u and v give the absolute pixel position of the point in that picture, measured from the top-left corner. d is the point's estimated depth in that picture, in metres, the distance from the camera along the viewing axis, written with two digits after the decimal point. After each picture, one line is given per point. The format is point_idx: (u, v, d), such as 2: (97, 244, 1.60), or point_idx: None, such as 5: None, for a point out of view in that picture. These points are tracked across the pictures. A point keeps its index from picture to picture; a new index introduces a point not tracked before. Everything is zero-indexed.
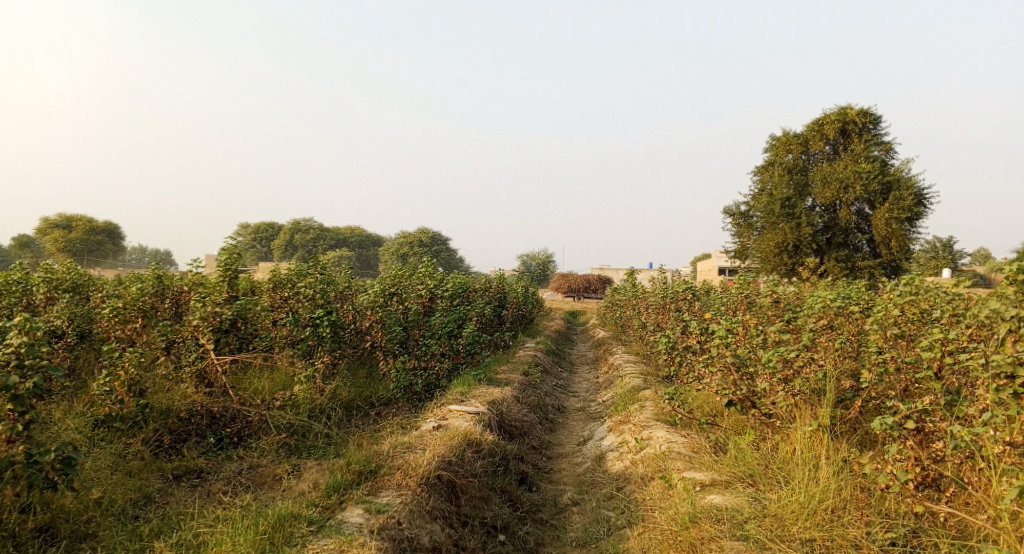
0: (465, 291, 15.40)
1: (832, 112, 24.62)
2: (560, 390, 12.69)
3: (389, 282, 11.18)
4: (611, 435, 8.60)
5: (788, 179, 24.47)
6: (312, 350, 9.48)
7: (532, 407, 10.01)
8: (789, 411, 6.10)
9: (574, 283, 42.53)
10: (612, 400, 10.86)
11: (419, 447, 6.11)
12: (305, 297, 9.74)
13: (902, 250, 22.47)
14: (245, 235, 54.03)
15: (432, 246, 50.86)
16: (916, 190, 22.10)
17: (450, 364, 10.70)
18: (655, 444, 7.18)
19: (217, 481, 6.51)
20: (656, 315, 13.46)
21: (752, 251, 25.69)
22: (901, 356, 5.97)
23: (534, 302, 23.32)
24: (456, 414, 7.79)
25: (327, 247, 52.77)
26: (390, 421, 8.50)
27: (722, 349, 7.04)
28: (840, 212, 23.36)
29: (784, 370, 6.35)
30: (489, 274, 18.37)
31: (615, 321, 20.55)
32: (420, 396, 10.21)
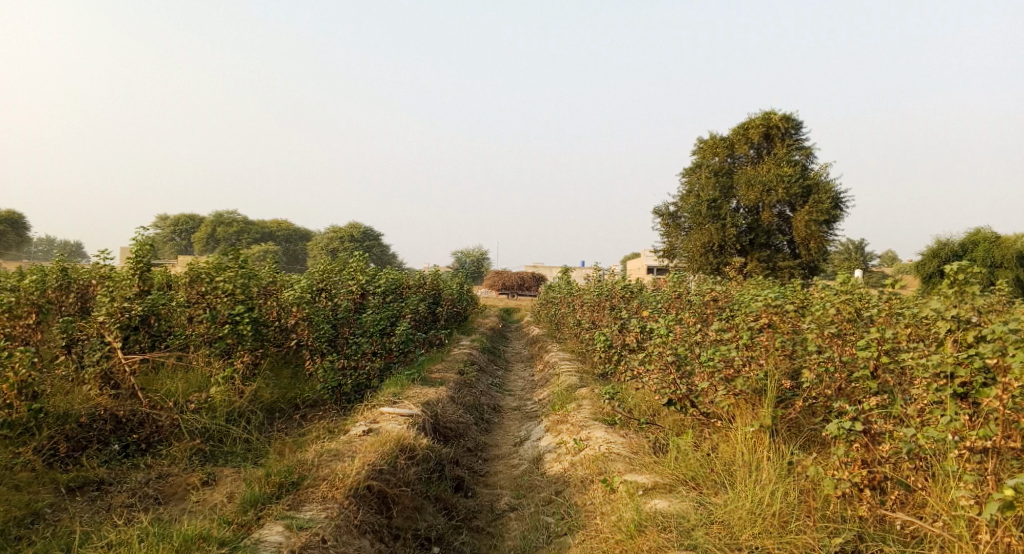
0: (398, 288, 14.97)
1: (757, 117, 25.25)
2: (495, 388, 12.41)
3: (316, 277, 10.63)
4: (548, 436, 8.37)
5: (714, 182, 24.98)
6: (232, 350, 8.86)
7: (466, 407, 9.71)
8: (731, 411, 5.99)
9: (507, 280, 42.41)
10: (548, 399, 10.65)
11: (347, 454, 5.69)
12: (224, 293, 9.02)
13: (821, 252, 23.25)
14: (164, 227, 51.56)
15: (363, 241, 49.76)
16: (834, 194, 22.90)
17: (381, 363, 10.25)
18: (595, 445, 6.97)
19: (121, 494, 5.92)
20: (590, 313, 13.35)
21: (680, 251, 26.08)
22: (841, 355, 5.94)
23: (468, 299, 22.98)
24: (387, 416, 7.37)
25: (252, 241, 51.00)
26: (315, 425, 8.03)
27: (663, 348, 6.89)
28: (763, 215, 23.97)
29: (726, 369, 6.24)
30: (422, 270, 17.92)
31: (548, 318, 20.46)
32: (349, 397, 9.75)
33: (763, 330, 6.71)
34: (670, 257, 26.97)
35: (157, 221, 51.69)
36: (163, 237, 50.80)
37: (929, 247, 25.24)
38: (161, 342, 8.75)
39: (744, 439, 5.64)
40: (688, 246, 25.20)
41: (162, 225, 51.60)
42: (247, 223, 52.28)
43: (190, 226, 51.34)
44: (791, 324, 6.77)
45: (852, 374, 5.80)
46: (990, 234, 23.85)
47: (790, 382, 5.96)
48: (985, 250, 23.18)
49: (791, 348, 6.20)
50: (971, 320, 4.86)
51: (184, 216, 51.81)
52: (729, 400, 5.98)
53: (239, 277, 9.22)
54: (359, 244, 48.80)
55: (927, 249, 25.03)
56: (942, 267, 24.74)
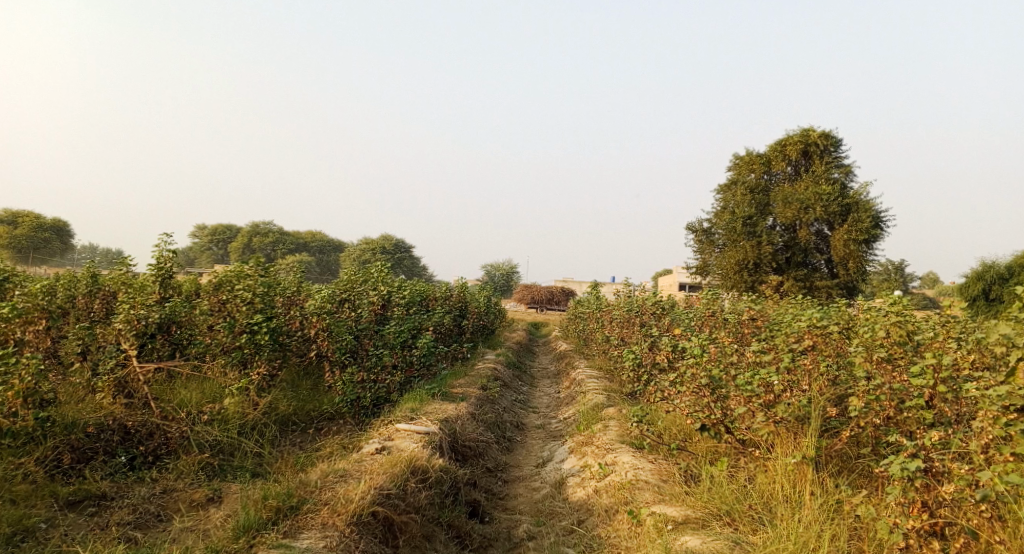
0: (425, 300, 14.72)
1: (794, 133, 24.62)
2: (520, 405, 12.02)
3: (340, 287, 10.40)
4: (572, 458, 7.95)
5: (749, 198, 24.36)
6: (249, 360, 8.62)
7: (488, 425, 9.34)
8: (770, 441, 5.53)
9: (538, 294, 42.03)
10: (574, 418, 10.22)
11: (354, 476, 5.37)
12: (243, 301, 8.85)
13: (859, 272, 22.45)
14: (200, 237, 52.24)
15: (395, 253, 49.80)
16: (874, 213, 22.14)
17: (402, 377, 9.92)
18: (621, 471, 6.54)
19: (122, 510, 5.69)
20: (620, 330, 12.90)
21: (713, 268, 25.44)
22: (890, 381, 5.46)
23: (496, 313, 22.62)
24: (404, 434, 7.03)
25: (286, 252, 51.45)
26: (329, 441, 7.74)
27: (695, 368, 6.46)
28: (800, 233, 23.26)
29: (764, 393, 5.79)
30: (449, 283, 17.62)
31: (577, 334, 20.04)
32: (368, 411, 9.45)
33: (805, 352, 6.23)
34: (703, 274, 26.33)
35: (193, 230, 52.40)
36: (199, 246, 51.45)
37: (974, 269, 24.26)
38: (182, 350, 8.60)
39: (783, 471, 5.20)
40: (721, 264, 24.58)
41: (199, 235, 52.32)
42: (281, 233, 52.72)
43: (226, 236, 51.86)
44: (835, 346, 6.29)
45: (903, 402, 5.32)
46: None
47: (835, 409, 5.49)
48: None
49: (837, 372, 5.72)
50: None
51: (220, 226, 52.44)
52: (767, 427, 5.53)
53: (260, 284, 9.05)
54: (391, 256, 48.86)
55: (971, 271, 24.06)
56: (987, 290, 23.76)
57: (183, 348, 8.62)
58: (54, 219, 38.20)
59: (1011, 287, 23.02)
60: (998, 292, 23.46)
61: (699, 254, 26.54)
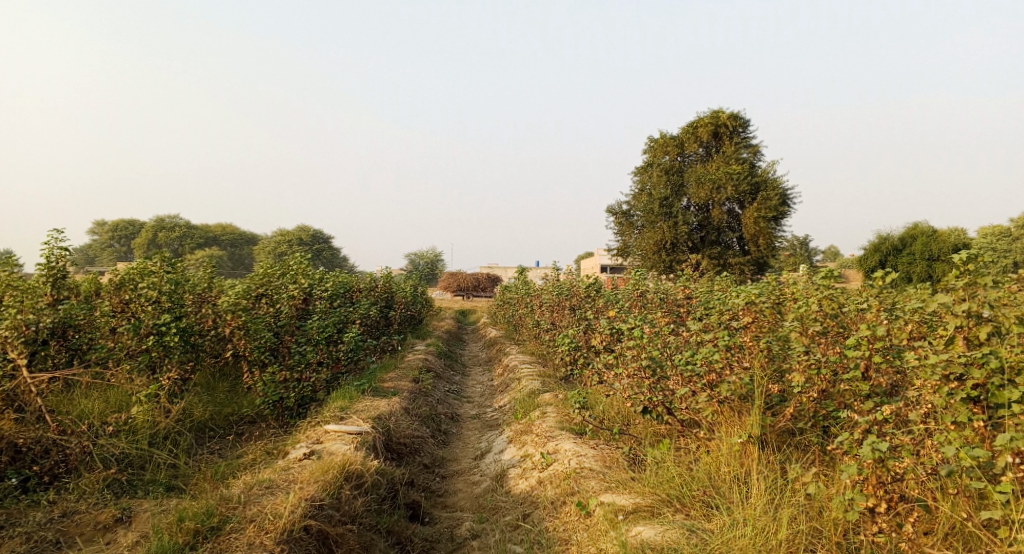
0: (348, 292, 14.17)
1: (705, 116, 25.12)
2: (453, 395, 11.72)
3: (256, 282, 9.77)
4: (511, 448, 7.73)
5: (665, 180, 24.73)
6: (157, 364, 7.96)
7: (422, 419, 8.99)
8: (716, 421, 5.44)
9: (462, 281, 41.65)
10: (510, 406, 10.01)
11: (282, 487, 4.95)
12: (149, 301, 8.21)
13: (769, 248, 23.18)
14: (101, 233, 49.15)
15: (312, 245, 48.33)
16: (780, 191, 22.89)
17: (329, 374, 9.43)
18: (564, 460, 6.35)
19: (14, 540, 5.08)
20: (550, 314, 12.74)
21: (633, 249, 25.73)
22: (828, 354, 5.48)
23: (421, 302, 22.17)
24: (333, 436, 6.60)
25: (195, 247, 49.07)
26: (251, 447, 7.24)
27: (635, 351, 6.34)
28: (714, 212, 23.77)
29: (707, 373, 5.70)
30: (372, 273, 17.05)
31: (505, 320, 19.86)
32: (292, 411, 8.93)
33: (745, 329, 6.18)
34: (624, 256, 26.62)
35: (93, 226, 49.22)
36: (99, 243, 48.42)
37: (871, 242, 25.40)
38: (82, 356, 7.96)
39: (728, 452, 5.22)
40: (640, 245, 24.87)
41: (100, 232, 49.24)
42: (190, 227, 50.23)
43: (130, 231, 48.94)
44: (771, 323, 6.27)
45: (841, 375, 5.35)
46: (928, 228, 24.14)
47: (777, 386, 5.45)
48: (924, 245, 23.47)
49: (779, 347, 5.66)
50: (980, 313, 4.43)
51: (122, 221, 49.46)
52: (712, 407, 5.44)
53: (167, 280, 8.36)
54: (308, 247, 47.36)
55: (870, 243, 25.23)
56: (884, 261, 24.93)
57: (83, 354, 7.97)
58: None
59: (905, 257, 24.25)
60: (894, 263, 24.68)
61: (619, 237, 26.79)
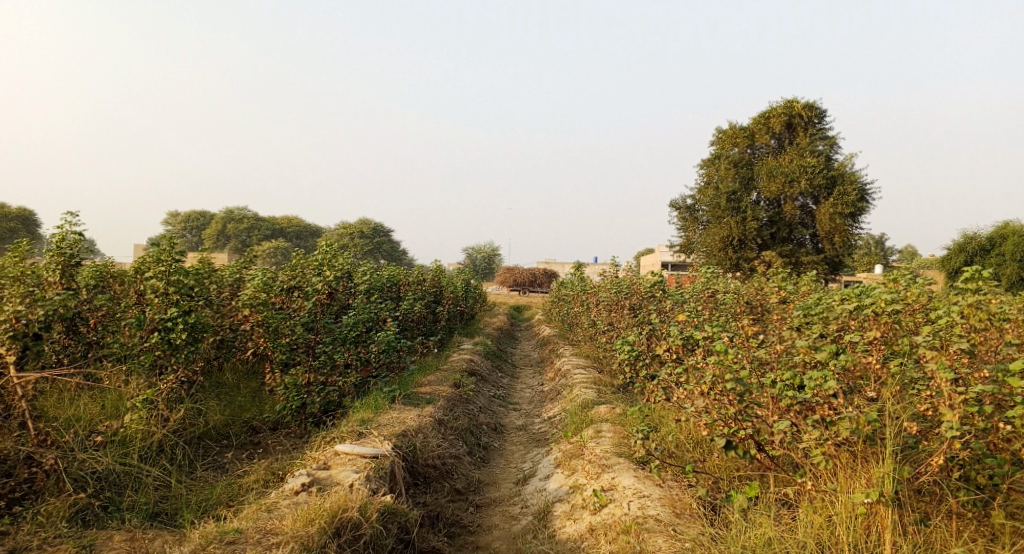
0: (392, 287, 13.17)
1: (778, 106, 23.12)
2: (498, 402, 10.59)
3: (285, 275, 8.80)
4: (559, 475, 6.54)
5: (733, 173, 22.95)
6: (162, 364, 7.06)
7: (459, 432, 7.90)
8: (829, 468, 4.09)
9: (520, 276, 40.51)
10: (560, 418, 8.80)
11: (248, 547, 3.96)
12: (157, 292, 7.19)
13: (846, 246, 21.22)
14: (174, 224, 50.25)
15: (373, 238, 48.13)
16: (859, 186, 20.86)
17: (358, 377, 8.37)
18: (622, 502, 5.12)
19: None
20: (607, 314, 11.38)
21: (697, 246, 24.06)
22: (984, 385, 4.07)
23: (477, 299, 21.16)
24: (343, 459, 5.50)
25: (261, 238, 49.45)
26: (257, 464, 6.26)
27: (717, 369, 5.04)
28: (784, 207, 21.90)
29: (818, 403, 4.34)
30: (421, 266, 16.04)
31: (561, 318, 18.64)
32: (316, 419, 7.93)
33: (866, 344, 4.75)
34: (688, 252, 24.95)
35: (167, 217, 50.38)
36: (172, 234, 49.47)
37: (955, 241, 22.96)
38: (97, 348, 7.55)
39: (846, 514, 3.93)
40: (705, 241, 23.19)
41: (173, 221, 50.43)
42: (257, 218, 50.74)
43: (201, 222, 49.78)
44: (901, 335, 4.81)
45: (1003, 413, 3.95)
46: (1019, 227, 21.69)
47: (918, 426, 4.03)
48: (1014, 245, 21.00)
49: (917, 369, 4.24)
50: None
51: (194, 213, 50.35)
52: (824, 450, 4.09)
53: (176, 267, 7.37)
54: (368, 240, 47.15)
55: (955, 242, 22.86)
56: (969, 262, 22.51)
57: (99, 346, 7.54)
58: (21, 208, 36.01)
59: (992, 258, 21.85)
60: (981, 264, 22.23)
61: (682, 232, 25.09)
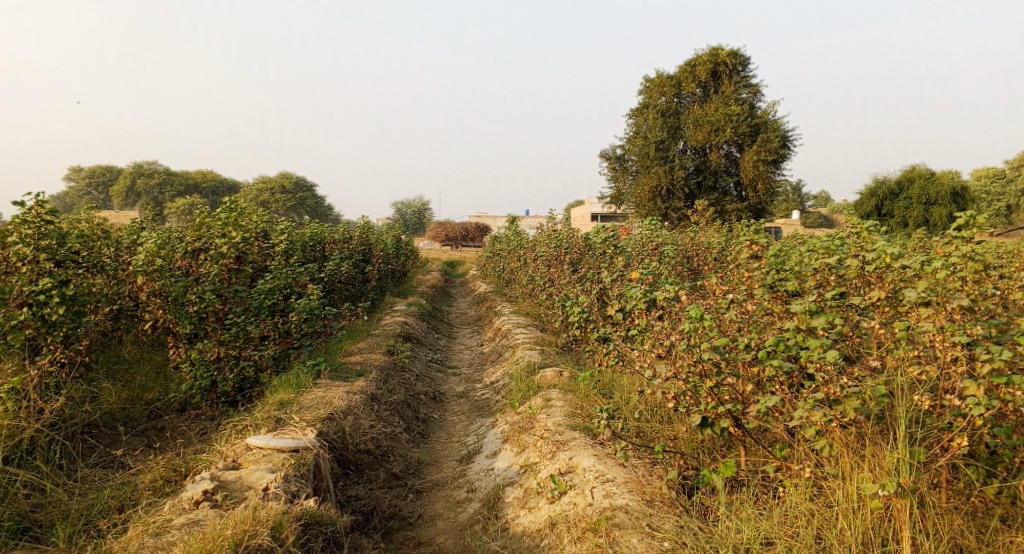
0: (315, 246, 12.11)
1: (704, 53, 22.58)
2: (435, 367, 9.87)
3: (190, 237, 7.49)
4: (507, 452, 5.91)
5: (661, 122, 22.28)
6: (39, 343, 5.98)
7: (393, 406, 7.13)
8: (830, 452, 3.62)
9: (451, 230, 39.49)
10: (503, 384, 8.14)
11: None
12: (23, 259, 6.00)
13: (769, 194, 21.19)
14: (77, 181, 46.62)
15: (296, 193, 46.00)
16: (782, 133, 20.72)
17: (277, 350, 7.37)
18: (583, 489, 4.54)
19: None
20: (545, 269, 10.69)
21: (628, 196, 23.66)
22: (991, 347, 3.58)
23: (408, 254, 20.21)
24: (256, 455, 4.67)
25: (174, 195, 46.47)
26: (157, 459, 5.34)
27: (694, 337, 4.39)
28: (711, 156, 21.62)
29: (818, 377, 3.74)
30: (346, 222, 14.93)
31: (495, 274, 17.96)
32: (230, 398, 6.99)
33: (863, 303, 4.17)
34: (618, 202, 24.52)
35: (69, 172, 46.71)
36: (75, 192, 45.96)
37: (867, 186, 23.22)
38: None
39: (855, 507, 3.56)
40: (635, 191, 22.74)
41: (76, 178, 46.85)
42: (169, 172, 47.51)
43: (107, 178, 46.42)
44: (893, 290, 4.25)
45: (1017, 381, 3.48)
46: (926, 171, 22.09)
47: (927, 401, 3.52)
48: (920, 188, 21.45)
49: (925, 330, 3.71)
50: None
51: (99, 168, 46.77)
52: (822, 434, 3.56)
53: (48, 229, 6.14)
54: (290, 195, 44.99)
55: (865, 188, 23.12)
56: (880, 206, 22.88)
57: None
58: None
59: (900, 203, 22.23)
60: (891, 208, 22.61)
61: (612, 182, 24.56)
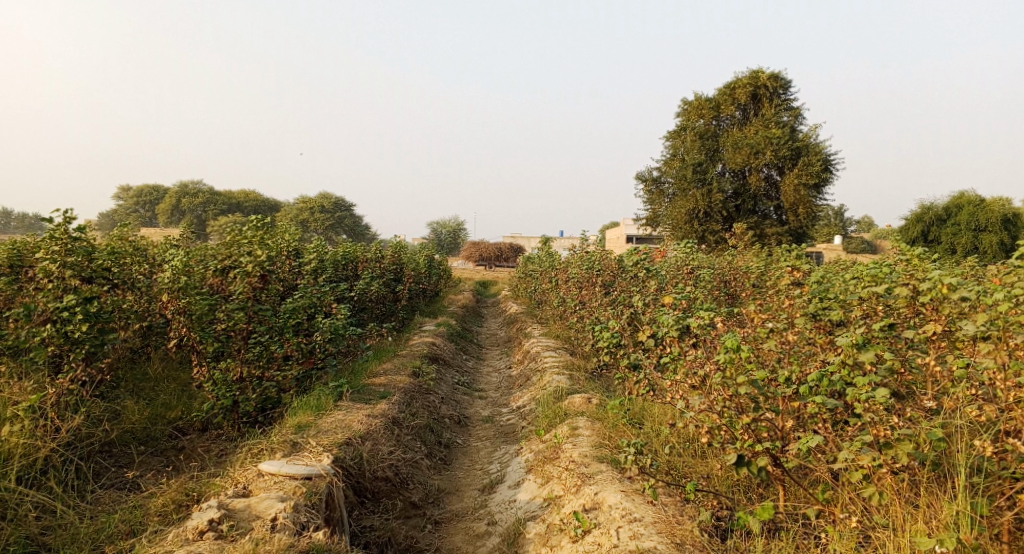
0: (347, 265, 12.06)
1: (743, 75, 22.24)
2: (462, 390, 9.67)
3: (218, 253, 7.22)
4: (531, 483, 5.65)
5: (699, 145, 21.94)
6: (61, 360, 5.93)
7: (416, 430, 6.93)
8: (877, 499, 3.30)
9: (486, 251, 39.47)
10: (530, 409, 7.89)
11: None
12: (49, 275, 5.98)
13: (810, 217, 20.64)
14: (125, 198, 47.91)
15: (334, 212, 46.54)
16: (824, 156, 20.22)
17: (300, 370, 7.24)
18: (609, 528, 4.27)
19: None
20: (577, 292, 10.44)
21: (664, 219, 23.30)
22: None
23: (442, 274, 20.14)
24: (268, 482, 4.51)
25: (216, 213, 47.41)
26: (172, 481, 5.21)
27: (731, 368, 4.10)
28: (750, 179, 21.18)
29: (866, 417, 3.44)
30: (379, 241, 14.89)
31: (527, 296, 17.74)
32: (251, 418, 6.86)
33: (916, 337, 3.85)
34: (654, 225, 24.17)
35: (118, 190, 48.05)
36: (123, 209, 47.24)
37: (912, 211, 22.47)
38: None
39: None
40: (671, 214, 22.39)
41: (125, 196, 48.18)
42: (212, 190, 48.55)
43: (154, 195, 47.59)
44: (948, 322, 3.92)
45: None
46: (975, 196, 21.30)
47: (988, 446, 3.19)
48: (968, 213, 20.65)
49: (984, 368, 3.39)
50: None
51: (146, 186, 48.02)
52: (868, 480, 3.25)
53: (75, 246, 6.12)
54: (328, 214, 45.53)
55: (910, 213, 22.39)
56: (926, 231, 22.13)
57: None
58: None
59: (947, 228, 21.44)
60: (937, 234, 21.84)
61: (649, 204, 24.23)
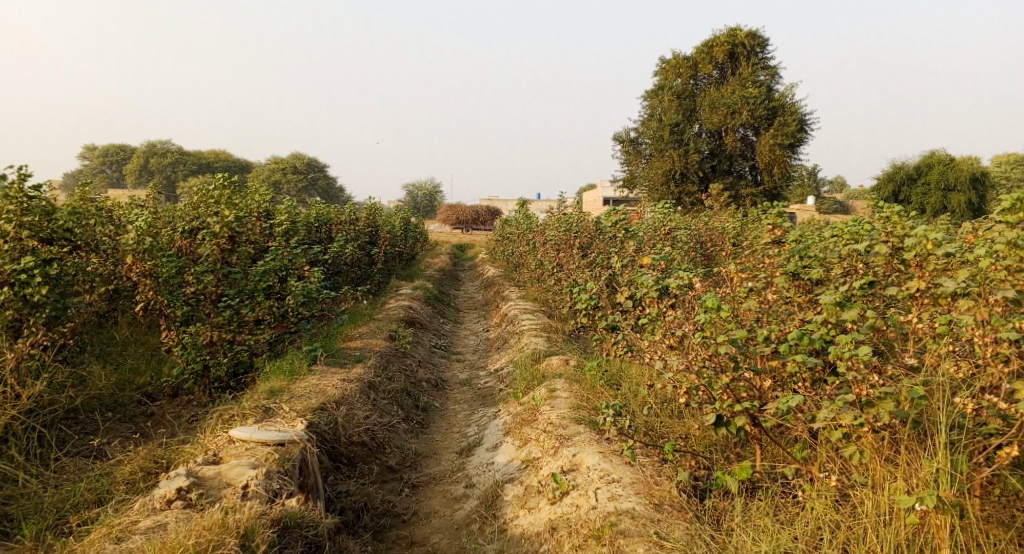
0: (320, 228, 11.82)
1: (721, 34, 21.97)
2: (439, 353, 9.58)
3: (187, 214, 7.12)
4: (508, 445, 5.60)
5: (676, 105, 21.74)
6: (20, 325, 5.71)
7: (392, 394, 6.84)
8: (856, 458, 3.28)
9: (462, 213, 39.14)
10: (508, 371, 7.83)
11: None
12: (5, 236, 5.72)
13: (785, 178, 20.66)
14: (91, 160, 46.62)
15: (308, 174, 45.75)
16: (800, 116, 20.16)
17: (273, 334, 7.08)
18: (587, 490, 4.23)
19: None
20: (554, 253, 10.34)
21: (641, 180, 23.19)
22: None
23: (418, 236, 19.91)
24: (239, 449, 4.40)
25: (186, 175, 46.37)
26: (140, 448, 5.08)
27: (711, 329, 4.04)
28: (726, 139, 21.09)
29: (848, 377, 3.40)
30: (353, 203, 14.62)
31: (504, 257, 17.61)
32: (223, 384, 6.72)
33: (898, 294, 3.80)
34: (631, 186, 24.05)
35: (83, 152, 46.70)
36: (89, 171, 46.00)
37: (885, 171, 22.60)
38: None
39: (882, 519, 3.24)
40: (648, 175, 22.27)
41: (90, 157, 46.87)
42: (181, 152, 47.40)
43: (121, 157, 46.34)
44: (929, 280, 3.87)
45: None
46: (946, 155, 21.44)
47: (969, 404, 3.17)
48: (939, 173, 20.80)
49: (966, 325, 3.35)
50: None
51: (112, 147, 46.71)
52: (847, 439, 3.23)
53: (31, 206, 5.85)
54: (302, 177, 44.76)
55: (883, 173, 22.52)
56: (898, 191, 22.29)
57: None
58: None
59: (919, 188, 21.62)
60: (909, 194, 22.03)
61: (626, 165, 24.07)
